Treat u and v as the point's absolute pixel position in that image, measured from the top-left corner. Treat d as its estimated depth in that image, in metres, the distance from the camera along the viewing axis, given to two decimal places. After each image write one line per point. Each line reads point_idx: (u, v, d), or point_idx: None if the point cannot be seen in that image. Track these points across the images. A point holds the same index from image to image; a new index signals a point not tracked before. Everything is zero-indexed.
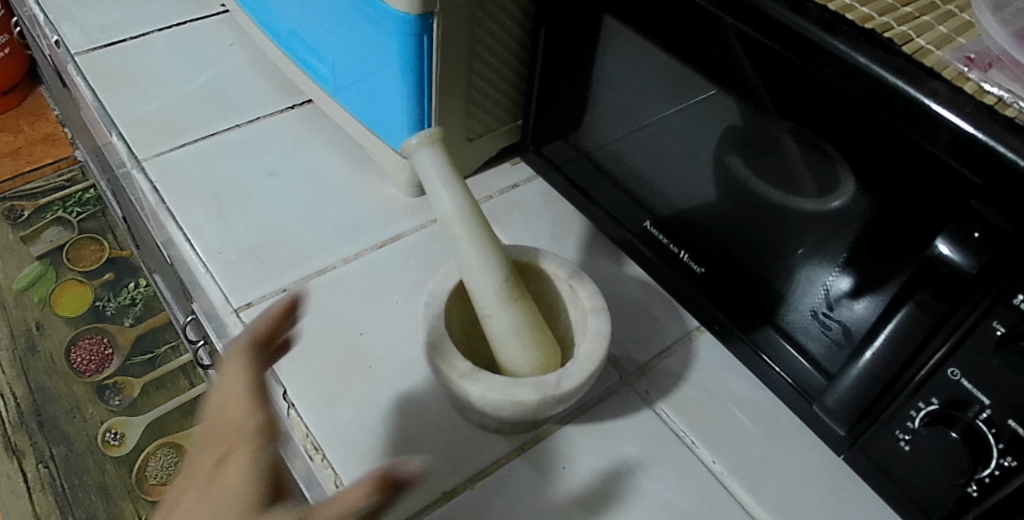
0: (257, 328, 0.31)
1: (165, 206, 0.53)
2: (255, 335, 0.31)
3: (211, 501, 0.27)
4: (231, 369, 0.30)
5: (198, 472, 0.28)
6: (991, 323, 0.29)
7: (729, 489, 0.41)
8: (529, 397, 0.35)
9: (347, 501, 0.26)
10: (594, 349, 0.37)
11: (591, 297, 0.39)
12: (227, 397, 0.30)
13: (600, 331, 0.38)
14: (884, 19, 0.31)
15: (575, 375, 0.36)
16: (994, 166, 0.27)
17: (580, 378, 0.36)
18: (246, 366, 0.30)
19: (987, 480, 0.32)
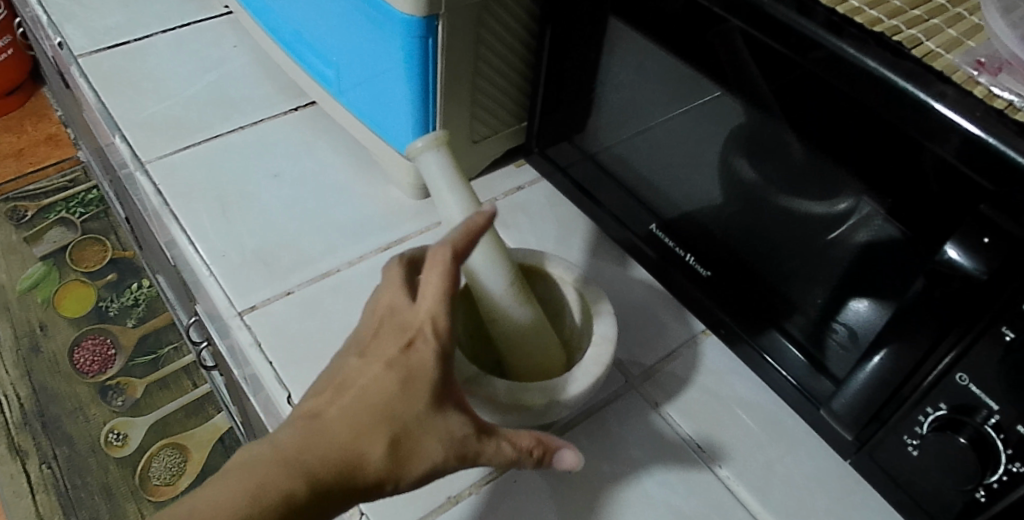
0: (468, 241, 0.29)
1: (169, 209, 0.53)
2: (463, 243, 0.29)
3: (398, 384, 0.28)
4: (435, 273, 0.29)
5: (379, 355, 0.29)
6: (1000, 329, 0.29)
7: (735, 493, 0.41)
8: (536, 402, 0.35)
9: (517, 445, 0.31)
10: (601, 354, 0.37)
11: (597, 301, 0.39)
12: (424, 300, 0.29)
13: (606, 334, 0.38)
14: (893, 22, 0.31)
15: (581, 379, 0.36)
16: (1005, 171, 0.26)
17: (585, 382, 0.36)
18: (450, 274, 0.29)
19: (995, 486, 0.32)
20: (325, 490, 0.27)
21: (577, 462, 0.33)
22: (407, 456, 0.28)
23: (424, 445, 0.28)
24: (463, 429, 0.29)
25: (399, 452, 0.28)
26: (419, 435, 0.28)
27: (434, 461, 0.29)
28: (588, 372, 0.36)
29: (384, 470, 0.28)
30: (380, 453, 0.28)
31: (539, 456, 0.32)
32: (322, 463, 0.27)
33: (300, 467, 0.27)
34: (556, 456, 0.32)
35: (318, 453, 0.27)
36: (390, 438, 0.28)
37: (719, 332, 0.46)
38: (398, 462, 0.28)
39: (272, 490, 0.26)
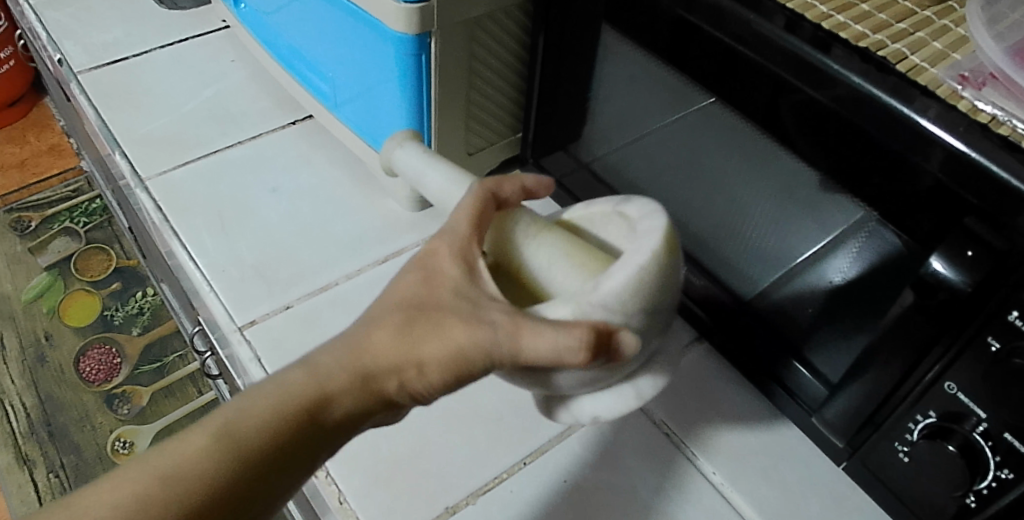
0: (503, 181, 0.31)
1: (169, 225, 0.54)
2: (493, 182, 0.31)
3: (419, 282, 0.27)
4: (468, 197, 0.30)
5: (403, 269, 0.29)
6: (987, 339, 0.29)
7: (729, 500, 0.42)
8: (563, 315, 0.27)
9: (571, 330, 0.25)
10: (645, 244, 0.28)
11: (640, 208, 0.31)
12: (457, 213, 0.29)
13: (655, 225, 0.29)
14: (878, 36, 0.32)
15: (616, 275, 0.27)
16: (987, 184, 0.27)
17: (623, 279, 0.27)
18: (483, 195, 0.30)
19: (984, 492, 0.32)
20: (326, 391, 0.25)
21: (634, 344, 0.27)
22: (421, 342, 0.26)
23: (437, 329, 0.25)
24: (505, 310, 0.26)
25: (407, 341, 0.26)
26: (435, 320, 0.26)
27: (454, 349, 0.25)
28: (624, 266, 0.28)
29: (392, 358, 0.26)
30: (390, 343, 0.26)
31: (591, 353, 0.25)
32: (325, 362, 0.26)
33: (309, 368, 0.26)
34: (613, 343, 0.26)
35: (326, 353, 0.26)
36: (401, 325, 0.26)
37: (713, 339, 0.47)
38: (407, 350, 0.25)
39: (272, 392, 0.25)
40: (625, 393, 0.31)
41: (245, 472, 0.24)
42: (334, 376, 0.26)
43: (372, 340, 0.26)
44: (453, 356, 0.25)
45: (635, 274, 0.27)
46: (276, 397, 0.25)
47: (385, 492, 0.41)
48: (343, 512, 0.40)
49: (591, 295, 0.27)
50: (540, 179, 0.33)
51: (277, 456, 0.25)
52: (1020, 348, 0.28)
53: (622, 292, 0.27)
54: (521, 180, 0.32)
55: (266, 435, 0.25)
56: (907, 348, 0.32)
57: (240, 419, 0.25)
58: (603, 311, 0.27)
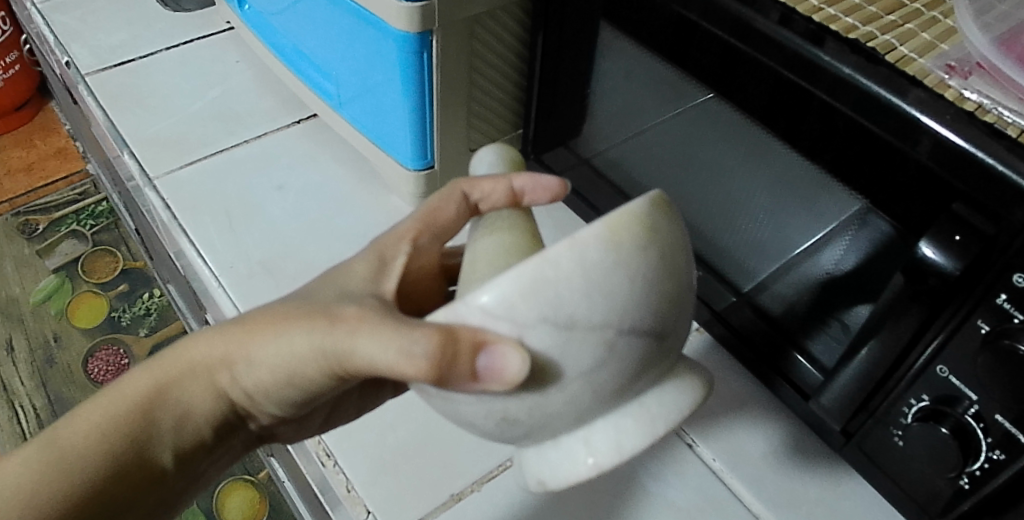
0: (484, 178, 0.30)
1: (177, 222, 0.55)
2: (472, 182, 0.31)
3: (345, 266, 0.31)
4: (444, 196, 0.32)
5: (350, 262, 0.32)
6: (977, 322, 0.30)
7: (728, 485, 0.43)
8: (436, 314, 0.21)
9: (419, 330, 0.22)
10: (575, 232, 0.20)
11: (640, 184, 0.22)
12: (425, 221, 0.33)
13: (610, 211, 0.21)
14: (868, 28, 0.32)
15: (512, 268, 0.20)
16: (975, 172, 0.28)
17: (516, 275, 0.20)
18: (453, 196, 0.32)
19: (978, 473, 0.33)
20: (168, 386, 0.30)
21: (517, 365, 0.20)
22: (254, 345, 0.28)
23: (268, 328, 0.27)
24: (362, 309, 0.25)
25: (242, 343, 0.28)
26: (268, 319, 0.27)
27: (285, 349, 0.27)
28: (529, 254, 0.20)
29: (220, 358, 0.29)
30: (224, 344, 0.29)
31: (435, 367, 0.21)
32: (162, 360, 0.30)
33: (150, 369, 0.30)
34: (481, 358, 0.20)
35: (171, 354, 0.30)
36: (238, 323, 0.28)
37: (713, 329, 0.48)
38: (240, 350, 0.28)
39: (113, 393, 0.29)
40: (575, 450, 0.24)
41: (75, 471, 0.29)
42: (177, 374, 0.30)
43: (210, 339, 0.29)
44: (284, 357, 0.27)
45: (535, 269, 0.19)
46: (115, 398, 0.29)
47: (391, 481, 0.42)
48: (351, 501, 0.41)
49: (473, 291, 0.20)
50: (541, 181, 0.30)
51: (109, 454, 0.29)
52: (1008, 329, 0.29)
53: (512, 293, 0.20)
54: (510, 179, 0.30)
55: (92, 438, 0.29)
56: (899, 333, 0.33)
57: (78, 423, 0.29)
58: (482, 315, 0.20)
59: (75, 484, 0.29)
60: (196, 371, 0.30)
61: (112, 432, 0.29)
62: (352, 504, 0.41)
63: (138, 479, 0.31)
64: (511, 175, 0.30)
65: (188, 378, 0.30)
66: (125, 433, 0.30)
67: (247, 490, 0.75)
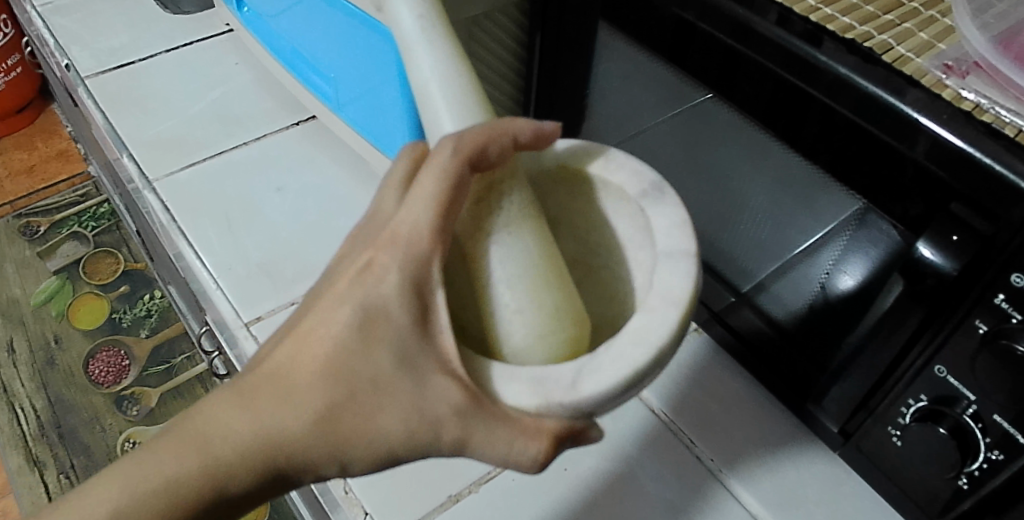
0: (489, 139, 0.24)
1: (176, 224, 0.55)
2: (476, 141, 0.24)
3: None
4: (428, 168, 0.23)
5: None
6: (974, 322, 0.30)
7: (725, 484, 0.43)
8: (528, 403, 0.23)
9: (530, 441, 0.23)
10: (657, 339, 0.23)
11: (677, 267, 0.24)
12: (410, 195, 0.23)
13: (675, 292, 0.24)
14: (865, 28, 0.32)
15: (610, 378, 0.22)
16: (973, 172, 0.28)
17: (616, 386, 0.22)
18: (455, 160, 0.23)
19: (976, 474, 0.33)
20: (220, 482, 0.23)
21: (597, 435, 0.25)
22: (347, 440, 0.23)
23: (368, 423, 0.22)
24: (455, 406, 0.22)
25: (336, 437, 0.23)
26: (367, 407, 0.22)
27: (393, 442, 0.23)
28: (622, 359, 0.22)
29: (306, 456, 0.23)
30: (306, 442, 0.23)
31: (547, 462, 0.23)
32: (220, 461, 0.23)
33: (197, 455, 0.23)
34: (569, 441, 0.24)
35: (222, 435, 0.23)
36: (315, 410, 0.22)
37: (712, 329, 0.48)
38: (329, 446, 0.23)
39: (154, 481, 0.23)
40: None
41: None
42: (235, 470, 0.23)
43: (280, 428, 0.23)
44: (379, 452, 0.23)
45: (630, 379, 0.22)
46: (160, 489, 0.23)
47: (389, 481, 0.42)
48: (349, 502, 0.41)
49: (569, 394, 0.22)
50: (541, 127, 0.26)
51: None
52: (1005, 329, 0.29)
53: (606, 397, 0.22)
54: (512, 133, 0.25)
55: None
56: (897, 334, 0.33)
57: None
58: (574, 412, 0.23)
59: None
60: (266, 470, 0.23)
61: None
62: (350, 505, 0.41)
63: None
64: (514, 127, 0.25)
65: (253, 478, 0.23)
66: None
67: None
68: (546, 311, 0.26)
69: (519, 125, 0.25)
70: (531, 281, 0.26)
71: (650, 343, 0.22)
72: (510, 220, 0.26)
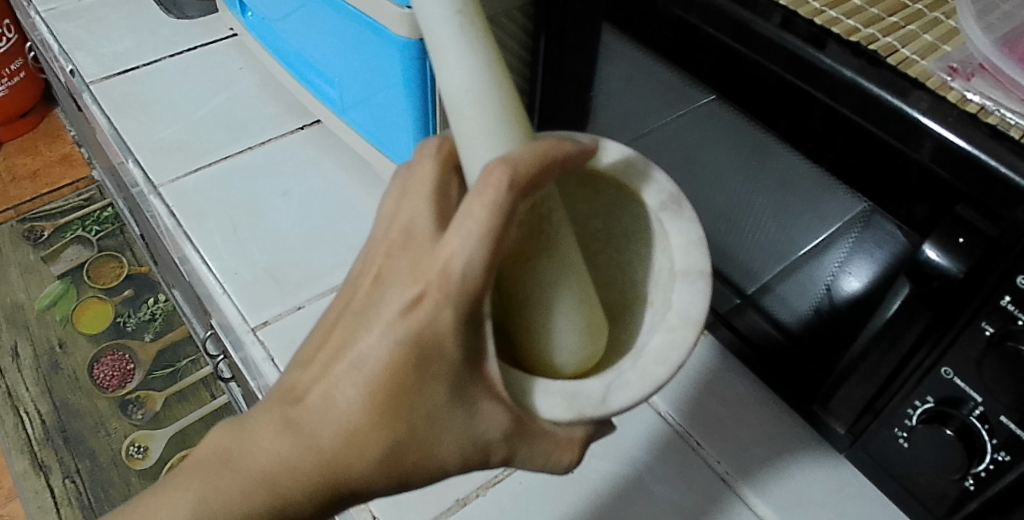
0: (541, 165, 0.21)
1: (182, 229, 0.55)
2: (530, 171, 0.21)
3: None
4: (485, 206, 0.20)
5: None
6: (981, 324, 0.30)
7: (733, 488, 0.43)
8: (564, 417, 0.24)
9: (561, 453, 0.26)
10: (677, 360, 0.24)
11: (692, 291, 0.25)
12: (458, 221, 0.20)
13: (694, 316, 0.24)
14: (870, 30, 0.32)
15: (637, 394, 0.24)
16: (979, 175, 0.28)
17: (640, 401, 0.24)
18: (510, 195, 0.20)
19: (982, 475, 0.34)
20: (282, 514, 0.24)
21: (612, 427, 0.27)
22: (408, 468, 0.24)
23: (427, 454, 0.24)
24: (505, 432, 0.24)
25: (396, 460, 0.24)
26: (425, 432, 0.24)
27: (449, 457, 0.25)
28: (647, 378, 0.24)
29: (366, 478, 0.24)
30: (370, 469, 0.24)
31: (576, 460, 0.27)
32: (289, 489, 0.24)
33: (257, 492, 0.24)
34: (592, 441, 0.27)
35: (288, 472, 0.24)
36: (378, 450, 0.24)
37: (718, 331, 0.48)
38: (388, 475, 0.24)
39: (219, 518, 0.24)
40: None
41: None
42: (296, 502, 0.24)
43: (343, 465, 0.24)
44: (433, 473, 0.25)
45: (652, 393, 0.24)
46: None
47: None
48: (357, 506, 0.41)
49: (598, 408, 0.24)
50: (585, 148, 0.24)
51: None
52: (1012, 331, 0.29)
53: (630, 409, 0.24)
54: (559, 156, 0.22)
55: None
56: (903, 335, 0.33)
57: None
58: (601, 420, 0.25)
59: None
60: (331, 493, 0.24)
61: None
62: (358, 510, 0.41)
63: None
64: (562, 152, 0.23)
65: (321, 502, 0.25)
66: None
67: None
68: (581, 331, 0.26)
69: (565, 149, 0.23)
70: (568, 302, 0.26)
71: (670, 364, 0.24)
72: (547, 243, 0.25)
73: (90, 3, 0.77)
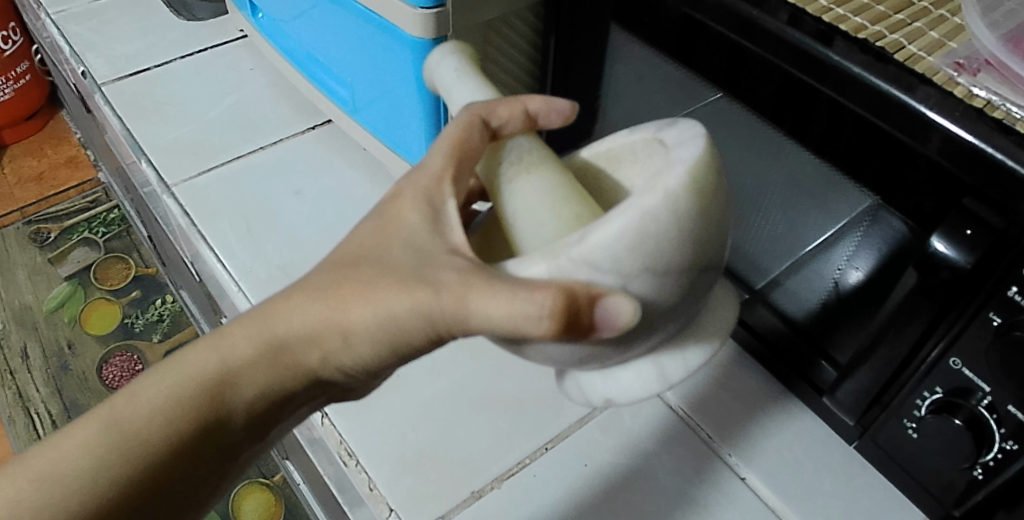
0: (499, 103, 0.27)
1: (196, 228, 0.56)
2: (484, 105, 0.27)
3: None
4: (450, 123, 0.27)
5: None
6: (988, 315, 0.31)
7: (745, 480, 0.43)
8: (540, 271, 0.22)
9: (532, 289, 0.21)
10: (668, 187, 0.22)
11: (682, 146, 0.24)
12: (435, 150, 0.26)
13: (683, 157, 0.23)
14: (876, 27, 0.33)
15: (615, 223, 0.22)
16: (984, 168, 0.28)
17: (620, 231, 0.22)
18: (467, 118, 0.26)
19: (991, 463, 0.34)
20: (232, 369, 0.26)
21: (629, 315, 0.22)
22: (344, 321, 0.25)
23: (362, 293, 0.24)
24: (459, 269, 0.23)
25: (329, 308, 0.25)
26: (358, 272, 0.24)
27: (380, 311, 0.24)
28: (631, 206, 0.22)
29: (307, 332, 0.25)
30: (305, 317, 0.25)
31: (558, 324, 0.21)
32: (235, 340, 0.26)
33: (216, 340, 0.27)
34: (600, 311, 0.22)
35: (241, 328, 0.26)
36: (316, 288, 0.25)
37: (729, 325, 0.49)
38: (330, 321, 0.25)
39: (180, 369, 0.27)
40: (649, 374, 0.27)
41: (153, 457, 0.26)
42: (246, 352, 0.26)
43: (292, 307, 0.25)
44: (378, 321, 0.24)
45: (637, 224, 0.22)
46: (187, 372, 0.26)
47: (414, 479, 0.42)
48: (374, 499, 0.42)
49: (578, 247, 0.22)
50: (552, 103, 0.29)
51: (181, 437, 0.27)
52: (1019, 322, 0.30)
53: (616, 247, 0.22)
54: (523, 103, 0.28)
55: (159, 422, 0.26)
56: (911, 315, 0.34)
57: (142, 404, 0.26)
58: (588, 270, 0.22)
59: (155, 471, 0.27)
60: (274, 351, 0.26)
61: (185, 413, 0.26)
62: (375, 503, 0.42)
63: (181, 460, 0.27)
64: (524, 100, 0.28)
65: (264, 360, 0.26)
66: (203, 414, 0.27)
67: (263, 493, 0.79)
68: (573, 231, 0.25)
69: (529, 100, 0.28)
70: (550, 198, 0.26)
71: (658, 190, 0.22)
72: (530, 163, 0.28)
73: (100, 6, 0.78)
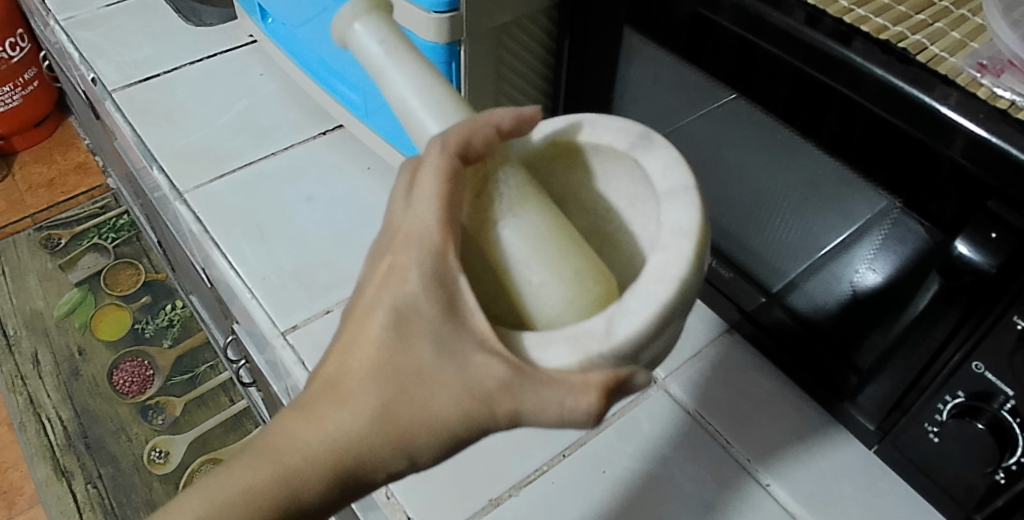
0: (474, 131, 0.23)
1: (208, 235, 0.56)
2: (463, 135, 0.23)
3: None
4: (425, 165, 0.22)
5: None
6: (1012, 318, 0.30)
7: (766, 486, 0.43)
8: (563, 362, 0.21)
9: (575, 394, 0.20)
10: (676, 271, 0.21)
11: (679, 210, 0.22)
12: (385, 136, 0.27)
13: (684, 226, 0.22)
14: (898, 28, 0.32)
15: (641, 317, 0.20)
16: (1007, 169, 0.28)
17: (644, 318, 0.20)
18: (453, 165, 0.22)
19: (1014, 468, 0.34)
20: (289, 494, 0.22)
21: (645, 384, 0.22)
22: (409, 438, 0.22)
23: (425, 405, 0.21)
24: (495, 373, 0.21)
25: (400, 426, 0.21)
26: (420, 384, 0.21)
27: (446, 425, 0.21)
28: (649, 299, 0.20)
29: (369, 448, 0.22)
30: (367, 438, 0.22)
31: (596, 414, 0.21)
32: (287, 460, 0.22)
33: (266, 463, 0.22)
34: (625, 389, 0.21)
35: (300, 453, 0.22)
36: (371, 403, 0.21)
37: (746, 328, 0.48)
38: (394, 439, 0.22)
39: (228, 493, 0.22)
40: None
41: None
42: (306, 476, 0.22)
43: (324, 417, 0.22)
44: (442, 432, 0.22)
45: (660, 314, 0.20)
46: (237, 499, 0.22)
47: (431, 487, 0.42)
48: (392, 507, 0.42)
49: (604, 343, 0.21)
50: (522, 112, 0.24)
51: None
52: None
53: (643, 338, 0.20)
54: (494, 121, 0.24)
55: None
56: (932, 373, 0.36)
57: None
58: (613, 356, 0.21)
59: None
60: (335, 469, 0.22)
61: None
62: (392, 511, 0.42)
63: None
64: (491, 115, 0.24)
65: (323, 482, 0.22)
66: None
67: None
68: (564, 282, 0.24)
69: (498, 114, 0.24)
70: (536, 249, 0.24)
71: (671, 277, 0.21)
72: (513, 200, 0.25)
73: (109, 12, 0.78)
